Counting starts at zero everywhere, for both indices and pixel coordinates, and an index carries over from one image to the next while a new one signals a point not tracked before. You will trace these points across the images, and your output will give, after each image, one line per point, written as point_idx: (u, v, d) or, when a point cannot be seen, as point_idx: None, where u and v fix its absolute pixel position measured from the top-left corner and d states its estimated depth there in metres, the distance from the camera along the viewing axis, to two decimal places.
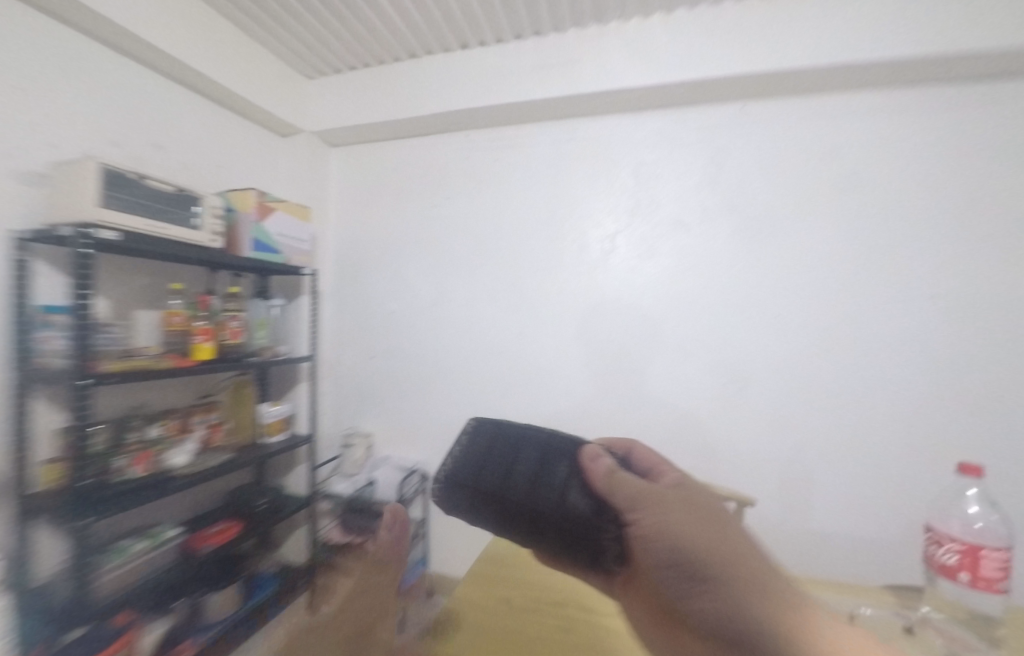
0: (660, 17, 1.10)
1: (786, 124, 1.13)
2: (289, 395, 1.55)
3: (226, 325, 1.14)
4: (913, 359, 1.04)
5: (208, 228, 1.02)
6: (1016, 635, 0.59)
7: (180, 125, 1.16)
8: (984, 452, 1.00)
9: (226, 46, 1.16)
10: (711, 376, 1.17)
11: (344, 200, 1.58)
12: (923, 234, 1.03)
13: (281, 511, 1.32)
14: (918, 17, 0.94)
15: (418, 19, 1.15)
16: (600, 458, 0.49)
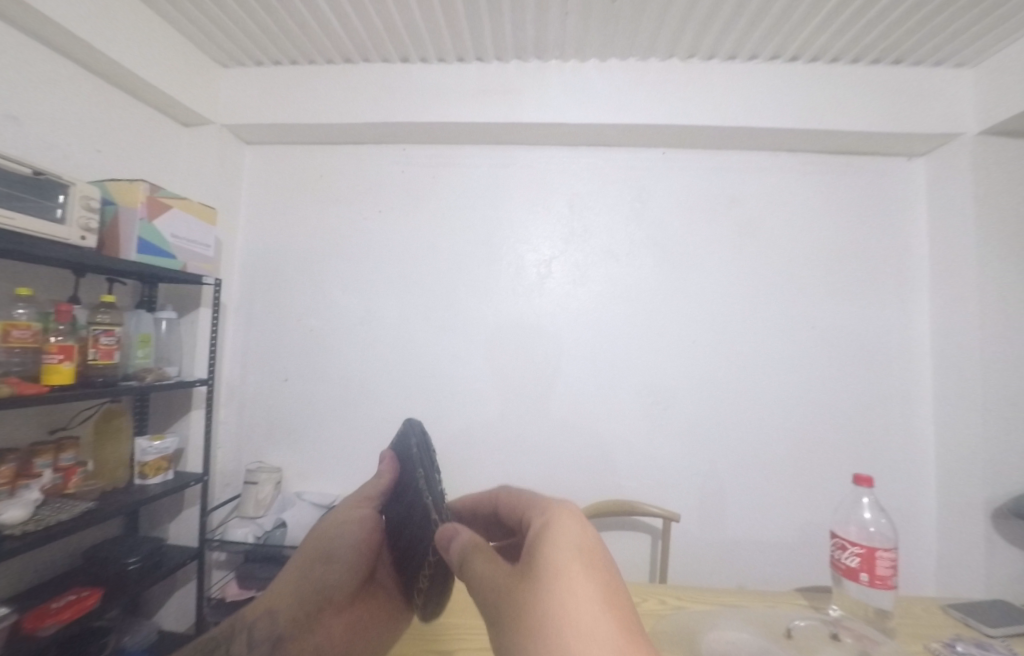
0: (594, 64, 1.19)
1: (697, 173, 1.28)
2: (176, 426, 1.29)
3: (95, 341, 0.92)
4: (797, 378, 1.22)
5: (77, 222, 0.83)
6: (902, 625, 0.73)
7: (44, 96, 0.94)
8: (848, 455, 1.20)
9: (118, 14, 0.99)
10: (638, 398, 1.23)
11: (259, 204, 1.41)
12: (799, 273, 1.24)
13: (160, 570, 1.08)
14: (792, 99, 1.16)
15: (358, 27, 1.09)
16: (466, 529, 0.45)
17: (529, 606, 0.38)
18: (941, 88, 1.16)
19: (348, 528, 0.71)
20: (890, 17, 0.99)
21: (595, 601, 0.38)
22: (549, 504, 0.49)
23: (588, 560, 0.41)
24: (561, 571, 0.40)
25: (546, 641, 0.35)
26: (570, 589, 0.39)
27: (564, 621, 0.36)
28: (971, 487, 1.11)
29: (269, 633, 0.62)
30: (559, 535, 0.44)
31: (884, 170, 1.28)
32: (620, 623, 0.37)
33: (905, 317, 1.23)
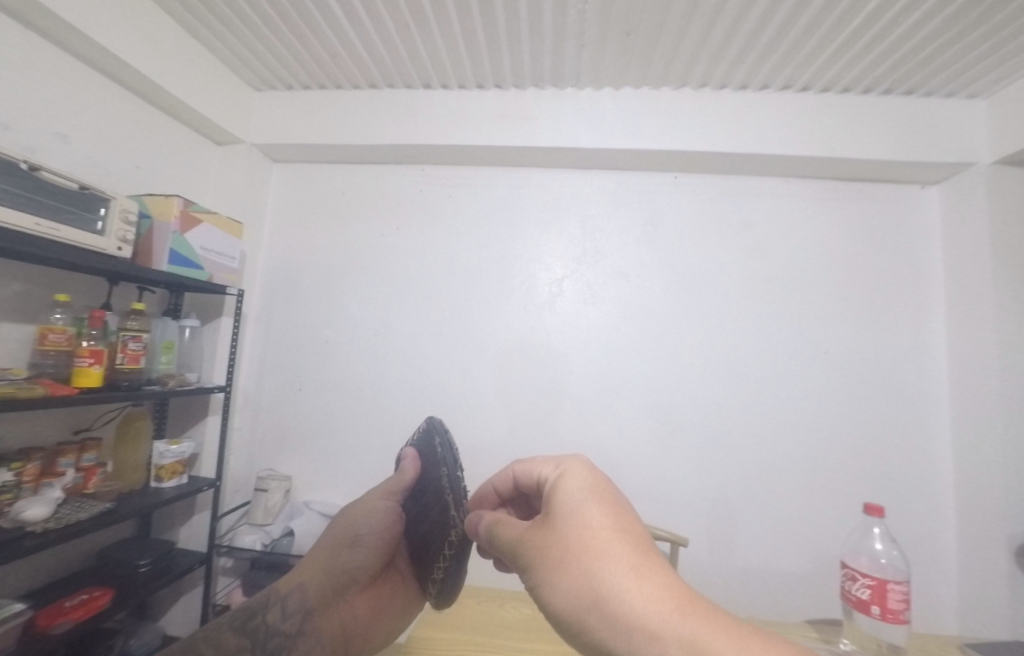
0: (609, 92, 1.24)
1: (709, 198, 1.31)
2: (192, 430, 1.33)
3: (123, 347, 0.97)
4: (808, 403, 1.21)
5: (115, 234, 0.89)
6: None
7: (94, 117, 1.03)
8: (861, 483, 1.17)
9: (163, 43, 1.07)
10: (647, 419, 1.23)
11: (283, 218, 1.47)
12: (811, 297, 1.24)
13: (168, 573, 1.09)
14: (802, 127, 1.19)
15: (384, 56, 1.16)
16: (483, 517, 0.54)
17: (550, 542, 0.45)
18: (953, 117, 1.17)
19: (376, 518, 0.80)
20: (899, 49, 1.02)
21: (608, 526, 0.43)
22: (560, 459, 0.54)
23: (599, 497, 0.46)
24: (575, 509, 0.45)
25: (570, 567, 0.41)
26: (585, 520, 0.44)
27: (583, 547, 0.42)
28: (994, 523, 1.07)
29: (301, 609, 0.69)
30: (570, 483, 0.49)
31: (896, 197, 1.28)
32: (633, 541, 0.42)
33: (921, 344, 1.21)
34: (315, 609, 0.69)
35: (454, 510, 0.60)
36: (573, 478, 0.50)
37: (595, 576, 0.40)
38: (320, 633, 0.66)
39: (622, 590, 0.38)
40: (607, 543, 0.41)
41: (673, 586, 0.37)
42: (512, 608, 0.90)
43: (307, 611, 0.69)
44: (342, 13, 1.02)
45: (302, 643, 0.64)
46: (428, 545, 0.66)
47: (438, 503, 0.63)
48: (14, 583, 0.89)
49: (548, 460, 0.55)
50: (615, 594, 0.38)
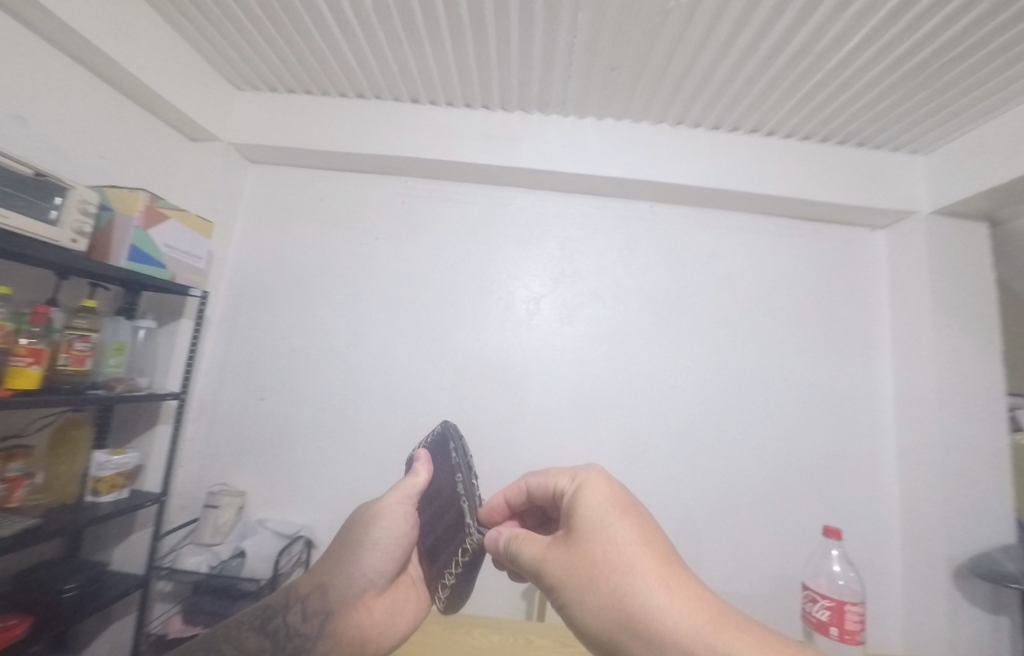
0: (592, 121, 1.30)
1: (681, 228, 1.37)
2: (137, 439, 1.23)
3: (66, 347, 0.90)
4: (768, 427, 1.26)
5: (71, 225, 0.83)
6: None
7: (59, 102, 0.97)
8: (816, 507, 1.23)
9: (141, 34, 1.04)
10: (618, 440, 1.24)
11: (257, 221, 1.43)
12: (771, 327, 1.32)
13: (98, 597, 0.99)
14: (767, 168, 1.28)
15: (374, 68, 1.18)
16: (501, 534, 0.53)
17: (575, 557, 0.45)
18: (897, 170, 1.29)
19: (394, 522, 0.68)
20: (853, 104, 1.12)
21: (634, 542, 0.43)
22: (576, 471, 0.55)
23: (619, 510, 0.47)
24: (599, 524, 0.45)
25: (598, 584, 0.41)
26: (611, 536, 0.44)
27: (612, 565, 0.42)
28: (934, 546, 1.14)
29: (321, 610, 0.64)
30: (590, 496, 0.49)
31: (848, 238, 1.39)
32: (658, 555, 0.42)
33: (869, 375, 1.31)
34: (336, 610, 0.64)
35: (470, 519, 0.53)
36: (592, 492, 0.49)
37: (625, 594, 0.40)
38: (340, 638, 0.61)
39: (654, 608, 0.38)
40: (635, 562, 0.41)
41: (701, 599, 0.38)
42: (477, 634, 0.87)
43: (327, 612, 0.64)
44: (334, 22, 1.02)
45: (320, 646, 0.60)
46: (436, 555, 0.59)
47: (449, 512, 0.57)
48: None
49: (566, 472, 0.56)
50: (646, 610, 0.38)
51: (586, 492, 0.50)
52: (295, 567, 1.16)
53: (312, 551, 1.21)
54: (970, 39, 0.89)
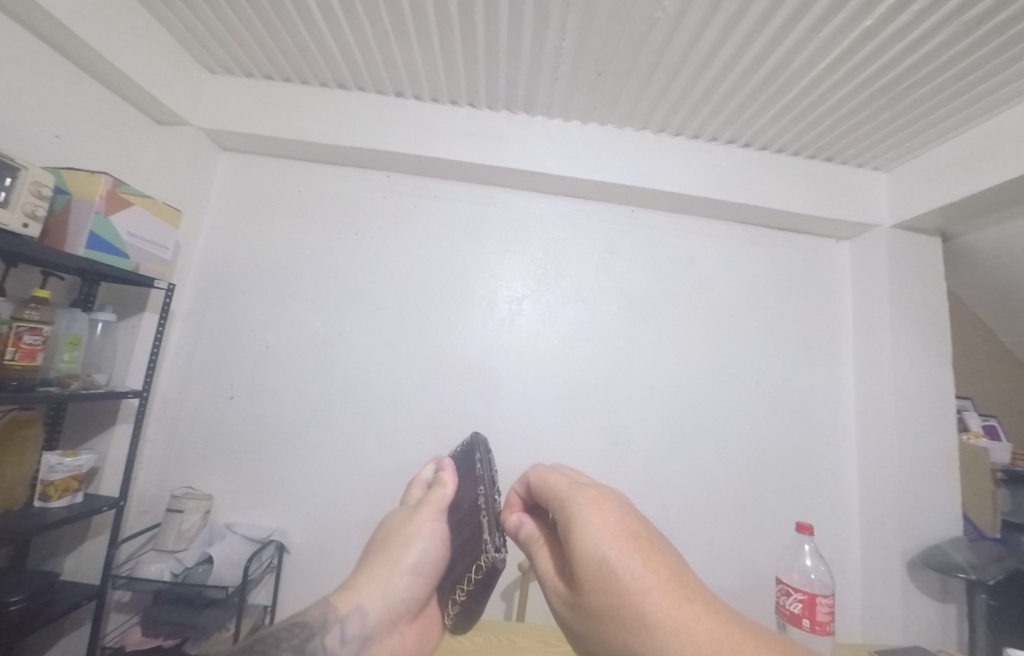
0: (577, 125, 1.31)
1: (661, 233, 1.41)
2: (92, 440, 1.14)
3: (16, 340, 0.83)
4: (740, 428, 1.31)
5: (21, 207, 0.76)
6: None
7: (9, 73, 0.89)
8: (783, 504, 1.28)
9: (105, 7, 0.97)
10: (598, 440, 1.26)
11: (229, 211, 1.37)
12: (744, 331, 1.37)
13: (47, 611, 0.91)
14: (743, 178, 1.32)
15: (358, 59, 1.14)
16: (527, 523, 0.55)
17: (587, 609, 0.40)
18: (860, 184, 1.37)
19: (432, 543, 0.60)
20: (825, 121, 1.18)
21: (642, 589, 0.36)
22: (565, 494, 0.47)
23: (616, 546, 0.39)
24: (599, 568, 0.39)
25: (610, 636, 0.37)
26: (616, 582, 0.37)
27: (621, 618, 0.36)
28: (889, 540, 1.21)
29: (360, 636, 0.52)
30: (585, 529, 0.42)
31: (816, 248, 1.46)
32: (670, 598, 0.35)
33: (833, 378, 1.38)
34: (374, 643, 0.52)
35: (485, 534, 0.48)
36: (586, 524, 0.42)
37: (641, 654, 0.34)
38: None
39: None
40: (645, 616, 0.35)
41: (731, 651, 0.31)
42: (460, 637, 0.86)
43: (365, 643, 0.52)
44: (317, 8, 0.99)
45: None
46: (454, 564, 0.55)
47: (467, 524, 0.55)
48: None
49: (560, 486, 0.49)
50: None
51: (581, 524, 0.42)
52: (266, 572, 1.12)
53: (283, 555, 1.17)
54: (932, 65, 0.95)
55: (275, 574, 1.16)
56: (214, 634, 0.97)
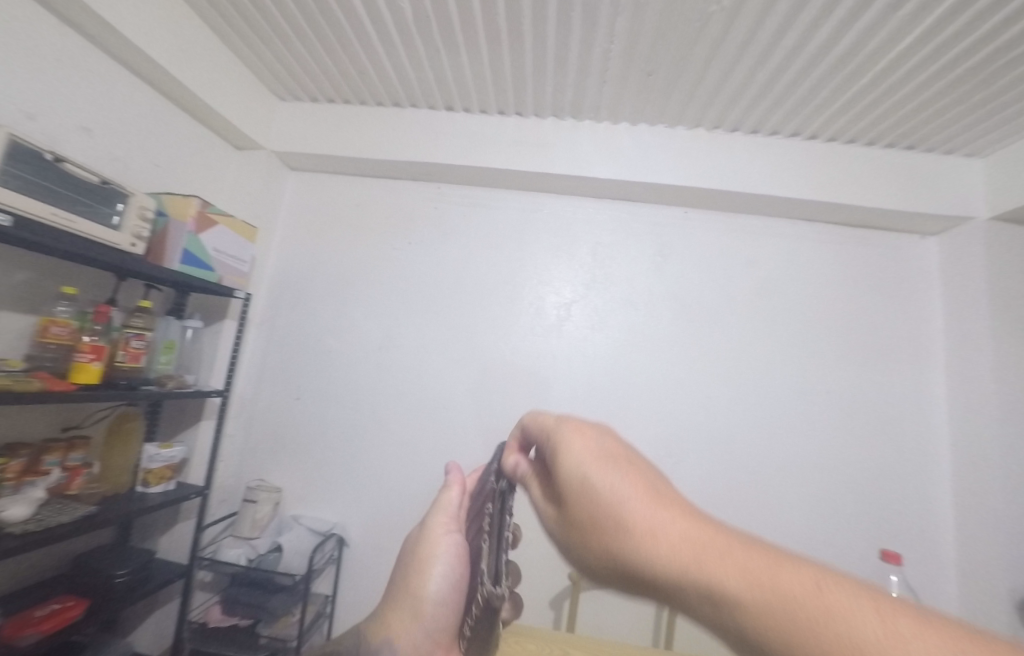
0: (625, 127, 1.28)
1: (717, 234, 1.34)
2: (182, 433, 1.28)
3: (124, 344, 0.95)
4: (808, 442, 1.21)
5: (130, 230, 0.88)
6: None
7: (120, 112, 1.03)
8: (859, 526, 1.17)
9: (195, 51, 1.10)
10: (651, 449, 1.22)
11: (297, 226, 1.48)
12: (811, 337, 1.27)
13: (147, 585, 1.03)
14: (809, 173, 1.23)
15: (411, 77, 1.20)
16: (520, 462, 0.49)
17: (569, 528, 0.38)
18: (951, 173, 1.23)
19: (448, 563, 0.46)
20: (906, 105, 1.07)
21: (625, 501, 0.35)
22: (548, 425, 0.44)
23: (599, 466, 0.38)
24: (582, 486, 0.37)
25: (591, 549, 0.36)
26: (599, 497, 0.36)
27: (603, 529, 0.35)
28: (994, 575, 1.07)
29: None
30: (568, 453, 0.40)
31: (897, 245, 1.33)
32: (650, 503, 0.34)
33: (920, 389, 1.24)
34: None
35: (484, 564, 0.36)
36: (571, 449, 0.40)
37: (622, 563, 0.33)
38: None
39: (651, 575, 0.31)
40: (628, 527, 0.33)
41: (715, 550, 0.29)
42: (514, 643, 0.85)
43: None
44: (374, 32, 1.05)
45: None
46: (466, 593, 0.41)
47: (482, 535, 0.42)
48: None
49: (547, 417, 0.46)
50: (649, 573, 0.31)
51: (565, 450, 0.40)
52: (328, 563, 1.19)
53: (342, 549, 1.24)
54: None
55: (336, 565, 1.23)
56: (283, 618, 1.04)
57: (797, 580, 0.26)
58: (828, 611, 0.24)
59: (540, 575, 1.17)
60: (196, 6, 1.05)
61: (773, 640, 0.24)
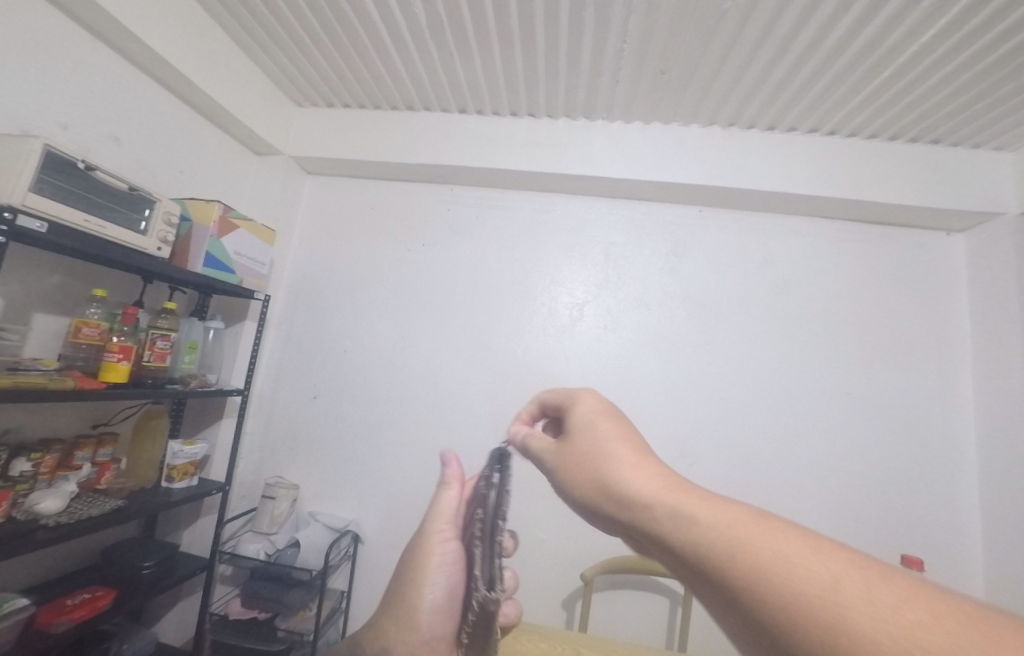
0: (639, 126, 1.28)
1: (733, 233, 1.32)
2: (204, 431, 1.32)
3: (151, 345, 0.98)
4: (828, 444, 1.18)
5: (156, 234, 0.91)
6: None
7: (147, 121, 1.07)
8: (881, 532, 1.13)
9: (217, 60, 1.14)
10: (666, 450, 1.20)
11: (313, 229, 1.52)
12: (831, 338, 1.24)
13: (171, 577, 1.07)
14: (828, 169, 1.21)
15: (424, 80, 1.22)
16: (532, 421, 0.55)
17: (561, 461, 0.41)
18: (979, 167, 1.19)
19: (446, 571, 0.47)
20: (930, 98, 1.04)
21: (620, 441, 0.39)
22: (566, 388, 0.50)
23: (604, 416, 0.43)
24: (585, 426, 0.42)
25: (576, 472, 0.39)
26: (596, 434, 0.40)
27: (592, 457, 0.39)
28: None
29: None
30: (580, 404, 0.45)
31: (921, 243, 1.29)
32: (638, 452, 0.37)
33: (947, 391, 1.19)
34: None
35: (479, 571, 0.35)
36: (584, 402, 0.45)
37: (600, 484, 0.36)
38: None
39: (624, 493, 0.34)
40: (615, 459, 0.37)
41: (686, 485, 0.32)
42: (527, 642, 0.86)
43: None
44: (389, 37, 1.07)
45: None
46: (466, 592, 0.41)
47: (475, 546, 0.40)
48: (13, 577, 0.88)
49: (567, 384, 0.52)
50: (625, 498, 0.34)
51: (579, 402, 0.46)
52: (344, 559, 1.21)
53: (357, 546, 1.26)
54: None
55: (351, 562, 1.24)
56: (300, 612, 1.06)
57: (757, 517, 0.28)
58: (778, 545, 0.25)
59: (552, 576, 1.17)
60: (217, 16, 1.09)
61: (720, 547, 0.27)
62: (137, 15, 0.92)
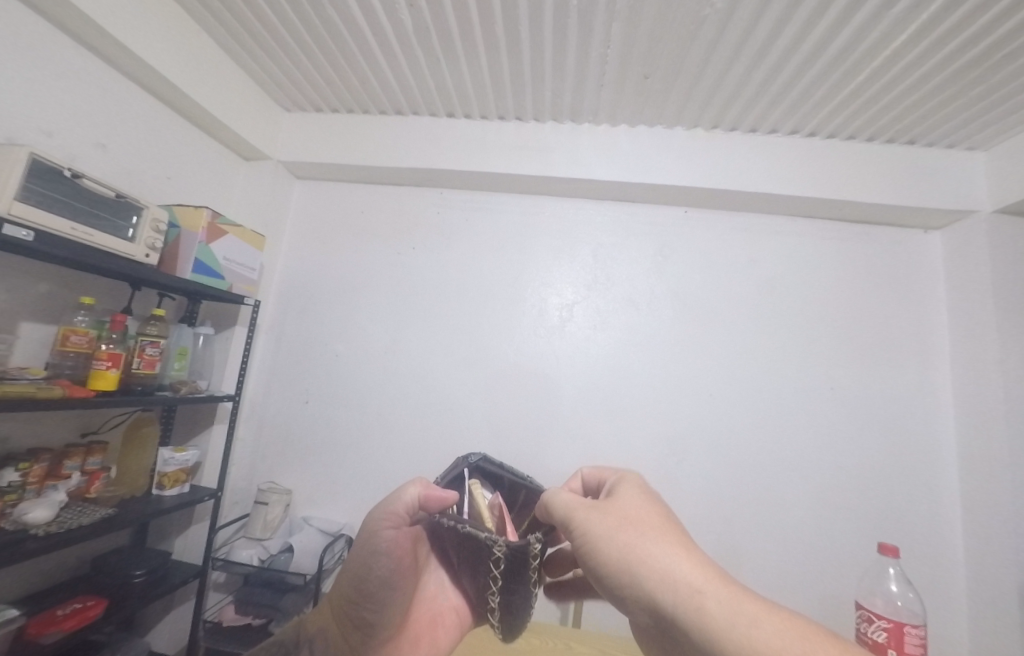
0: (624, 129, 1.30)
1: (718, 234, 1.35)
2: (195, 437, 1.32)
3: (140, 351, 0.98)
4: (815, 439, 1.20)
5: (144, 241, 0.91)
6: None
7: (132, 127, 1.07)
8: (867, 524, 1.16)
9: (205, 66, 1.14)
10: (655, 448, 1.22)
11: (303, 233, 1.52)
12: (814, 335, 1.27)
13: (162, 586, 1.06)
14: (807, 170, 1.24)
15: (412, 85, 1.23)
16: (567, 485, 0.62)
17: (611, 518, 0.48)
18: (955, 167, 1.22)
19: (387, 553, 0.57)
20: (906, 98, 1.07)
21: (670, 526, 0.47)
22: (616, 471, 0.59)
23: (655, 503, 0.51)
24: (638, 503, 0.50)
25: (626, 535, 0.46)
26: (647, 513, 0.48)
27: (646, 529, 0.46)
28: (1001, 571, 1.06)
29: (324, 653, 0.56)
30: (633, 486, 0.54)
31: (899, 241, 1.32)
32: (682, 543, 0.44)
33: (925, 385, 1.23)
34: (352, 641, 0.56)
35: (479, 534, 0.50)
36: (638, 485, 0.54)
37: (652, 556, 0.43)
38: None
39: (679, 573, 0.41)
40: (670, 540, 0.44)
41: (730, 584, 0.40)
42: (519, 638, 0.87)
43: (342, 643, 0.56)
44: (376, 43, 1.08)
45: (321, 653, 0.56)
46: (472, 575, 0.54)
47: (461, 547, 0.53)
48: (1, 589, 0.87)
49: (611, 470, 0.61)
50: (680, 576, 0.40)
51: (635, 484, 0.54)
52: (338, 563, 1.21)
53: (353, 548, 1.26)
54: None
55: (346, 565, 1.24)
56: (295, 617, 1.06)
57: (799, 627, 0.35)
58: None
59: None
60: (204, 22, 1.09)
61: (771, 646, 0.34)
62: (121, 21, 0.92)
